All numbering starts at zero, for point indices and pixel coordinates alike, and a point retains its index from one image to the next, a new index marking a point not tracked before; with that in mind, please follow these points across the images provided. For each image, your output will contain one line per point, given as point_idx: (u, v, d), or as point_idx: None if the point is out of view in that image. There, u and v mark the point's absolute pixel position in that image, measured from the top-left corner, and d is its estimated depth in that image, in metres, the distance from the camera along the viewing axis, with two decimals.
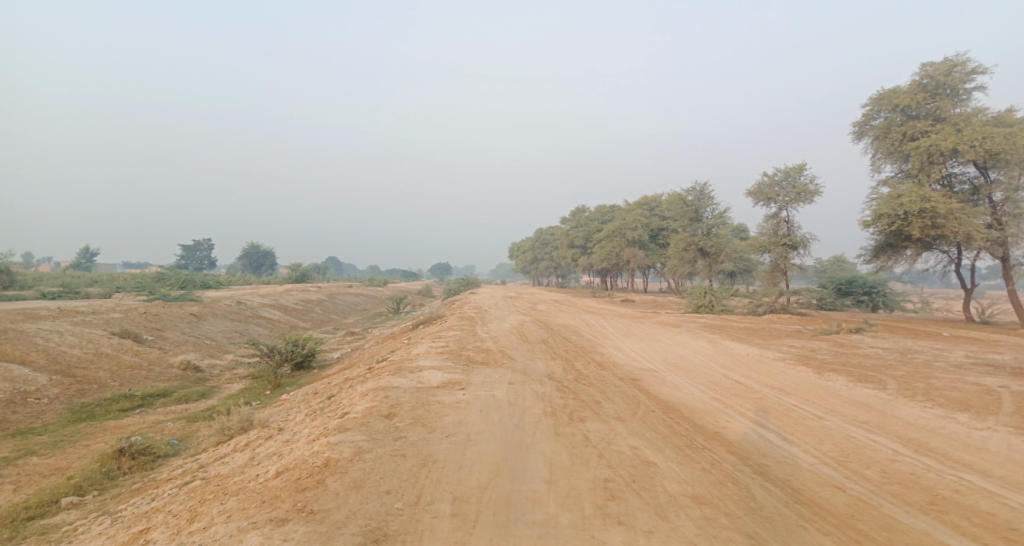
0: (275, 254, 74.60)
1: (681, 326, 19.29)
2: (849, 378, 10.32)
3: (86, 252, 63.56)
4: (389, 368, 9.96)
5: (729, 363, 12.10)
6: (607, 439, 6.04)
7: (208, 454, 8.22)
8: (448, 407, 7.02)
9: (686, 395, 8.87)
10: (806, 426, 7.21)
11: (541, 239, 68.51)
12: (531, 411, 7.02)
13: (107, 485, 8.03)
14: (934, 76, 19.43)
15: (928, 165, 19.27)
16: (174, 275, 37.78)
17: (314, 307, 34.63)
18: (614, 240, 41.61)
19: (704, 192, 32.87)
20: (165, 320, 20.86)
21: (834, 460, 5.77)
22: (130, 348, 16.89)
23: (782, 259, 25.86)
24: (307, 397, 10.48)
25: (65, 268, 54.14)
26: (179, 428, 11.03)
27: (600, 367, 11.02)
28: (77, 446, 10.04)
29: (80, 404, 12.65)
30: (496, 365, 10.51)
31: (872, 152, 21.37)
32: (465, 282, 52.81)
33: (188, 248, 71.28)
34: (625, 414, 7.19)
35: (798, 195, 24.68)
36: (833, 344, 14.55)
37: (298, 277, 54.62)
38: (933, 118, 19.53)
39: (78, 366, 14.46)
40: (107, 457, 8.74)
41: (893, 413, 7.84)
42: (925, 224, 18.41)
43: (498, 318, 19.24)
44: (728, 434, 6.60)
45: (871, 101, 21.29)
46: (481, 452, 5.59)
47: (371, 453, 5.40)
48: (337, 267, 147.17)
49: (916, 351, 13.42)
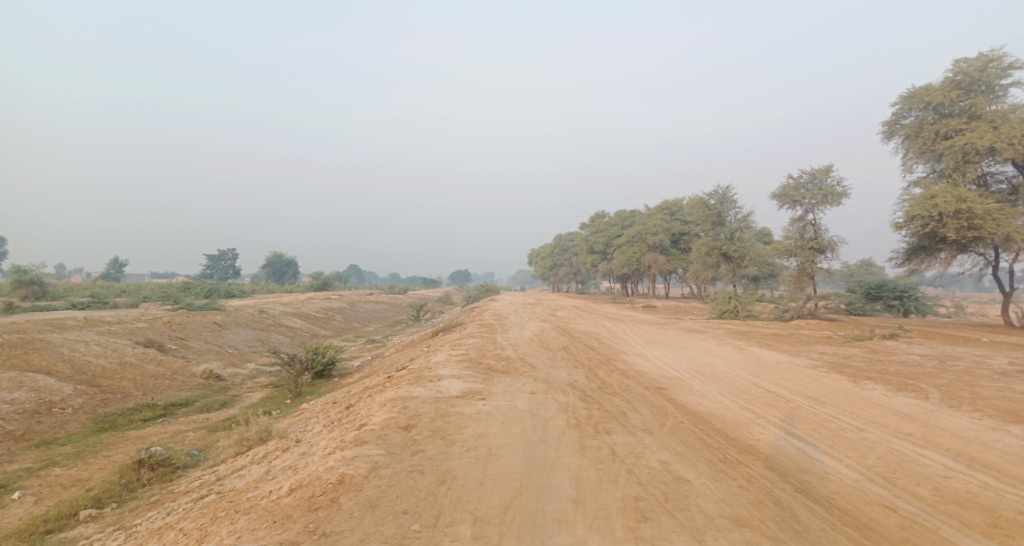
0: (297, 263, 75.48)
1: (706, 332, 18.80)
2: (888, 386, 9.82)
3: (114, 263, 64.98)
4: (408, 377, 9.77)
5: (759, 370, 11.64)
6: (635, 453, 5.74)
7: (226, 466, 8.11)
8: (468, 418, 6.79)
9: (715, 405, 8.50)
10: (845, 438, 6.81)
11: (561, 246, 68.18)
12: (555, 422, 6.75)
13: (126, 497, 7.96)
14: (968, 72, 18.75)
15: (963, 164, 18.54)
16: (199, 284, 38.38)
17: (335, 315, 34.78)
18: (634, 246, 41.14)
19: (726, 195, 32.26)
20: (189, 329, 21.05)
21: (882, 476, 5.38)
22: (154, 357, 17.02)
23: (809, 263, 25.17)
24: (325, 408, 10.36)
25: (96, 279, 55.44)
26: (199, 438, 10.99)
27: (624, 375, 10.69)
28: (98, 457, 10.03)
29: (104, 414, 12.71)
30: (517, 374, 10.25)
31: (903, 153, 20.68)
32: (484, 288, 52.69)
33: (213, 258, 72.52)
34: (653, 426, 6.88)
35: (824, 197, 24.03)
36: (867, 351, 13.96)
37: (320, 286, 55.11)
38: (967, 116, 18.81)
39: (102, 376, 14.56)
40: (126, 468, 8.69)
41: (939, 424, 7.37)
42: (960, 225, 17.66)
43: (518, 325, 18.98)
44: (764, 447, 6.24)
45: (901, 100, 20.63)
46: (502, 468, 5.33)
47: (388, 469, 5.18)
48: (358, 275, 148.54)
49: (956, 357, 12.80)
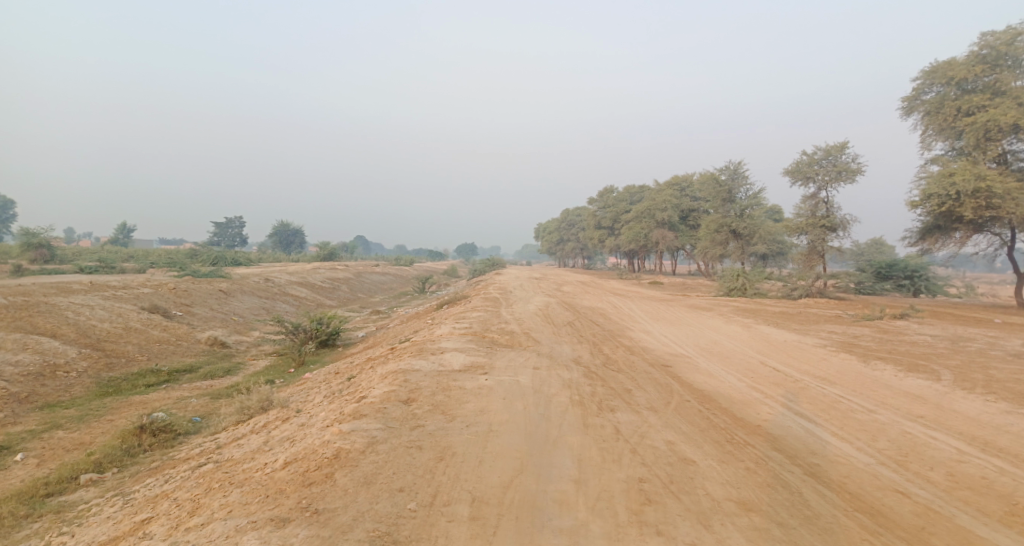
0: (303, 232, 75.37)
1: (712, 309, 18.60)
2: (898, 367, 9.61)
3: (123, 228, 65.14)
4: (411, 349, 9.67)
5: (766, 349, 11.46)
6: (640, 432, 5.60)
7: (227, 434, 8.08)
8: (470, 393, 6.66)
9: (722, 383, 8.34)
10: (855, 420, 6.64)
11: (568, 220, 67.62)
12: (558, 399, 6.61)
13: (127, 463, 7.97)
14: (994, 45, 18.03)
15: (984, 142, 17.95)
16: (206, 252, 38.40)
17: (341, 285, 34.78)
18: (642, 221, 40.70)
19: (737, 170, 31.62)
20: (194, 295, 21.06)
21: (893, 459, 5.22)
22: (159, 323, 17.03)
23: (819, 242, 24.77)
24: (327, 378, 10.30)
25: (104, 245, 55.52)
26: (202, 404, 11.00)
27: (629, 352, 10.55)
28: (102, 420, 10.06)
29: (108, 379, 12.75)
30: (521, 348, 10.13)
31: (922, 129, 20.06)
32: (490, 261, 52.45)
33: (220, 226, 72.54)
34: (658, 404, 6.73)
35: (838, 174, 23.47)
36: (876, 330, 13.74)
37: (326, 256, 55.12)
38: (991, 91, 18.13)
39: (107, 340, 14.59)
40: (128, 434, 8.68)
41: (952, 406, 7.19)
42: (978, 205, 17.19)
43: (523, 299, 18.81)
44: (772, 428, 6.07)
45: (923, 75, 19.92)
46: (503, 445, 5.21)
47: (385, 444, 5.06)
48: (365, 247, 148.71)
49: (968, 338, 12.55)
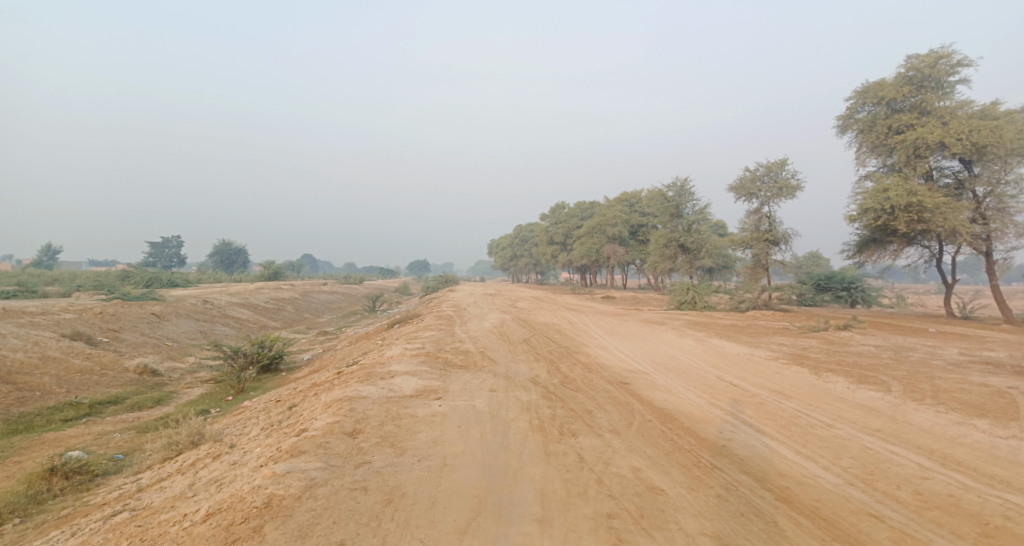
0: (247, 251, 72.41)
1: (666, 324, 18.69)
2: (850, 379, 9.76)
3: (47, 249, 60.79)
4: (359, 374, 9.07)
5: (721, 363, 11.46)
6: (604, 459, 5.30)
7: (151, 473, 7.27)
8: (422, 421, 6.19)
9: (682, 400, 8.19)
10: (816, 436, 6.56)
11: (521, 237, 67.76)
12: (517, 425, 6.24)
13: (32, 511, 7.01)
14: (919, 68, 19.18)
15: (914, 158, 18.97)
16: (139, 273, 36.10)
17: (286, 306, 33.32)
18: (594, 237, 41.12)
19: (684, 187, 32.37)
20: (123, 320, 19.54)
21: (860, 479, 5.13)
22: (82, 351, 15.60)
23: (764, 255, 25.52)
24: (268, 406, 9.55)
25: (26, 265, 51.36)
26: (126, 439, 9.99)
27: (587, 369, 10.31)
28: (6, 463, 8.94)
29: (19, 414, 11.45)
30: (476, 369, 9.70)
31: (857, 147, 21.05)
32: (443, 278, 51.76)
33: (156, 245, 68.78)
34: (620, 426, 6.47)
35: (779, 190, 24.34)
36: (824, 342, 14.06)
37: (272, 275, 52.99)
38: (917, 111, 19.24)
39: (19, 371, 13.18)
40: (35, 477, 7.71)
41: (905, 418, 7.26)
42: (911, 218, 18.09)
43: (478, 317, 18.39)
44: (737, 448, 5.90)
45: (856, 94, 20.96)
46: (458, 482, 4.78)
47: (325, 487, 4.55)
48: (312, 265, 144.53)
49: (909, 348, 12.98)
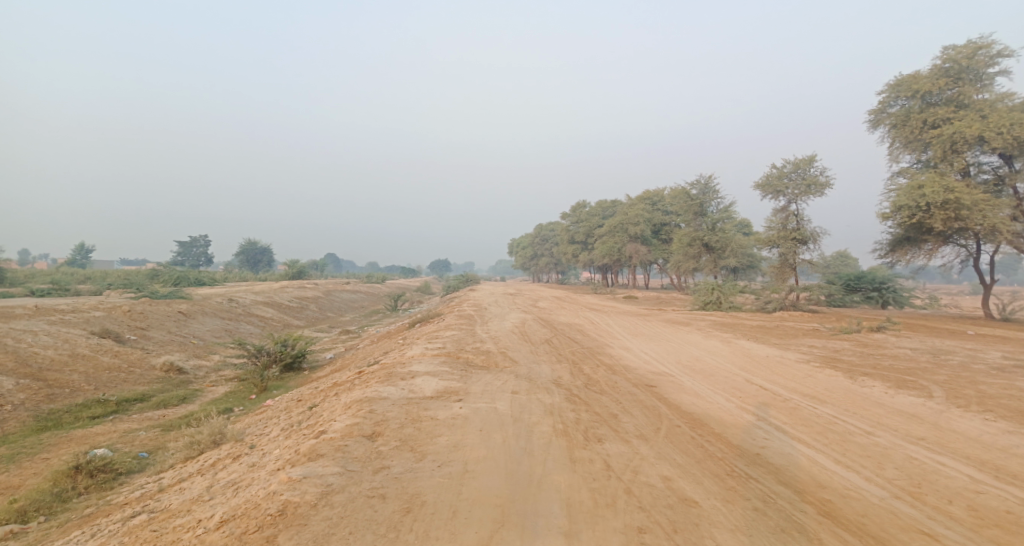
0: (271, 250, 73.50)
1: (690, 324, 18.28)
2: (887, 383, 9.33)
3: (80, 249, 62.55)
4: (379, 374, 8.96)
5: (750, 365, 11.09)
6: (632, 466, 5.07)
7: (173, 473, 7.25)
8: (443, 424, 6.03)
9: (711, 405, 7.89)
10: (855, 443, 6.23)
11: (541, 236, 67.47)
12: (540, 429, 6.03)
13: (56, 510, 7.05)
14: (957, 59, 18.42)
15: (950, 153, 18.23)
16: (167, 272, 36.77)
17: (309, 304, 33.63)
18: (616, 236, 40.67)
19: (708, 185, 31.75)
20: (150, 318, 19.86)
21: (907, 492, 4.81)
22: (110, 349, 15.85)
23: (791, 254, 24.86)
24: (289, 406, 9.50)
25: (60, 265, 52.79)
26: (150, 438, 10.07)
27: (610, 371, 10.06)
28: (35, 460, 9.07)
29: (48, 411, 11.64)
30: (498, 370, 9.52)
31: (889, 142, 20.34)
32: (464, 277, 51.76)
33: (185, 245, 70.27)
34: (647, 431, 6.22)
35: (807, 187, 23.66)
36: (857, 344, 13.55)
37: (295, 274, 53.62)
38: (954, 104, 18.49)
39: (50, 369, 13.42)
40: (61, 476, 7.77)
41: (950, 426, 6.87)
42: (947, 216, 17.37)
43: (498, 316, 18.25)
44: (771, 456, 5.62)
45: (888, 88, 20.25)
46: (480, 490, 4.61)
47: (342, 494, 4.42)
48: (335, 264, 146.06)
49: (948, 351, 12.40)
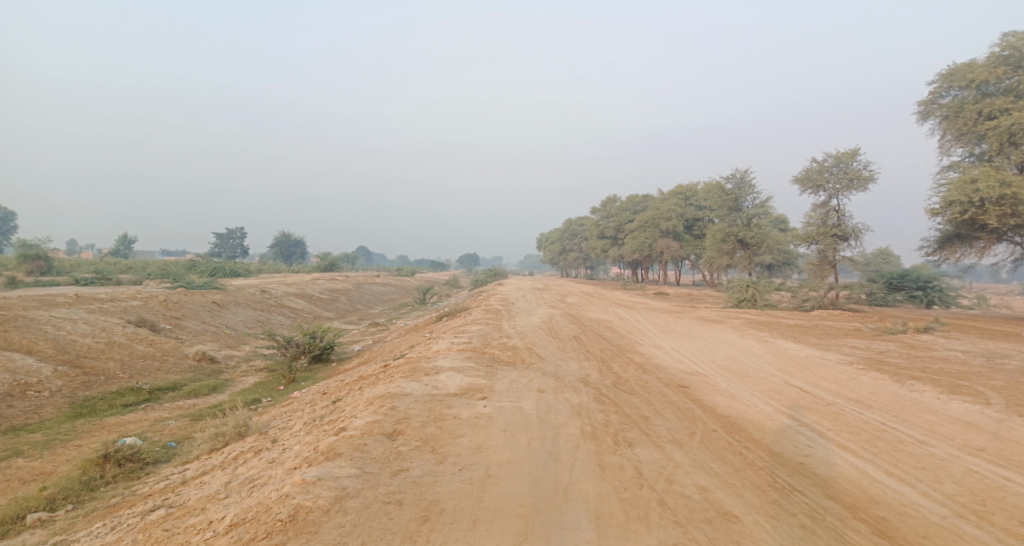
0: (305, 243, 74.80)
1: (724, 322, 17.70)
2: (938, 388, 8.73)
3: (124, 240, 64.84)
4: (403, 369, 8.79)
5: (788, 366, 10.56)
6: (666, 475, 4.77)
7: (197, 465, 7.24)
8: (466, 424, 5.80)
9: (747, 408, 7.48)
10: (908, 454, 5.76)
11: (571, 231, 66.85)
12: (568, 431, 5.76)
13: (84, 498, 7.12)
14: (1017, 46, 17.28)
15: (1007, 146, 17.13)
16: (204, 263, 37.66)
17: (340, 297, 33.99)
18: (647, 231, 39.92)
19: (744, 179, 30.79)
20: (185, 308, 20.26)
21: (971, 510, 4.38)
22: (145, 338, 16.18)
23: (831, 251, 23.90)
24: (314, 399, 9.44)
25: (104, 255, 55.05)
26: (180, 427, 10.17)
27: (641, 370, 9.70)
28: (67, 446, 9.23)
29: (83, 398, 11.89)
30: (524, 367, 9.25)
31: (940, 134, 19.27)
32: (493, 271, 51.75)
33: (222, 236, 72.12)
34: (681, 436, 5.89)
35: (850, 182, 22.67)
36: (903, 346, 12.82)
37: (327, 266, 54.41)
38: (1013, 94, 17.36)
39: (87, 357, 13.74)
40: (90, 464, 7.87)
41: (1013, 437, 6.31)
42: (1003, 212, 16.32)
43: (526, 311, 18.00)
44: (816, 465, 5.23)
45: (940, 78, 19.19)
46: (502, 498, 4.37)
47: (357, 499, 4.25)
48: (366, 258, 148.37)
49: (1003, 355, 11.60)
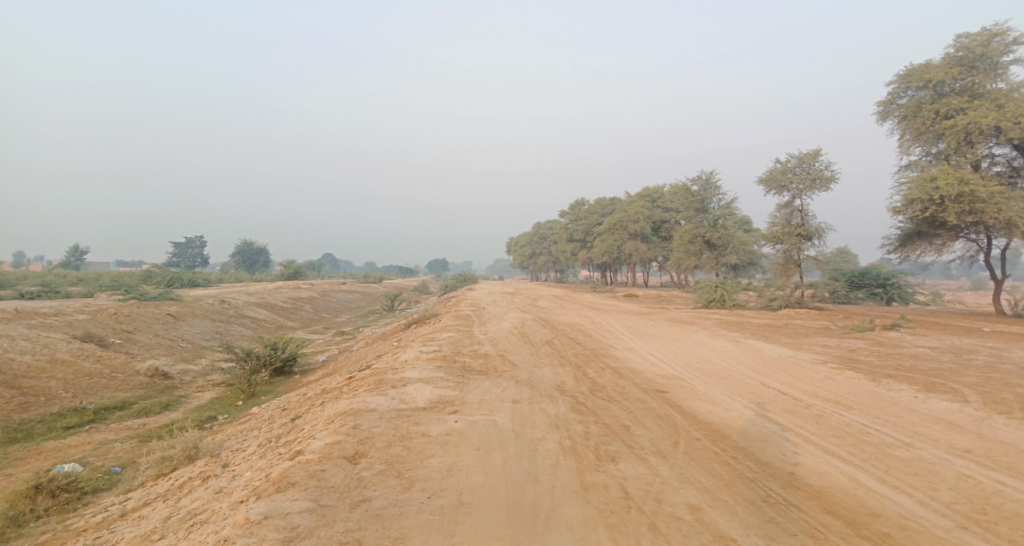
0: (267, 251, 72.77)
1: (695, 323, 17.64)
2: (914, 386, 8.68)
3: (75, 251, 61.94)
4: (368, 381, 8.25)
5: (762, 367, 10.43)
6: (654, 493, 4.46)
7: (139, 495, 6.58)
8: (436, 442, 5.36)
9: (729, 413, 7.23)
10: (897, 458, 5.57)
11: (540, 234, 66.81)
12: (546, 447, 5.38)
13: (10, 536, 6.38)
14: (970, 48, 17.81)
15: (964, 145, 17.62)
16: (160, 273, 36.01)
17: (304, 305, 32.93)
18: (615, 233, 40.04)
19: (709, 180, 31.10)
20: (138, 320, 19.16)
21: (973, 520, 4.21)
22: (92, 353, 15.13)
23: (795, 251, 24.21)
24: (272, 416, 8.80)
25: (52, 267, 52.46)
26: (126, 450, 9.40)
27: (616, 375, 9.41)
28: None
29: (20, 421, 10.94)
30: (496, 375, 8.83)
31: (899, 134, 19.69)
32: (463, 276, 51.16)
33: (181, 246, 69.68)
34: (665, 446, 5.59)
35: (812, 182, 23.04)
36: (873, 343, 12.89)
37: (291, 275, 52.88)
38: (968, 94, 17.87)
39: (25, 376, 12.69)
40: (19, 497, 7.11)
41: (996, 436, 6.22)
42: (962, 210, 16.72)
43: (497, 316, 17.59)
44: (808, 474, 4.99)
45: (898, 78, 19.63)
46: (476, 531, 3.96)
47: (310, 541, 3.78)
48: (332, 265, 145.26)
49: (970, 351, 11.74)
